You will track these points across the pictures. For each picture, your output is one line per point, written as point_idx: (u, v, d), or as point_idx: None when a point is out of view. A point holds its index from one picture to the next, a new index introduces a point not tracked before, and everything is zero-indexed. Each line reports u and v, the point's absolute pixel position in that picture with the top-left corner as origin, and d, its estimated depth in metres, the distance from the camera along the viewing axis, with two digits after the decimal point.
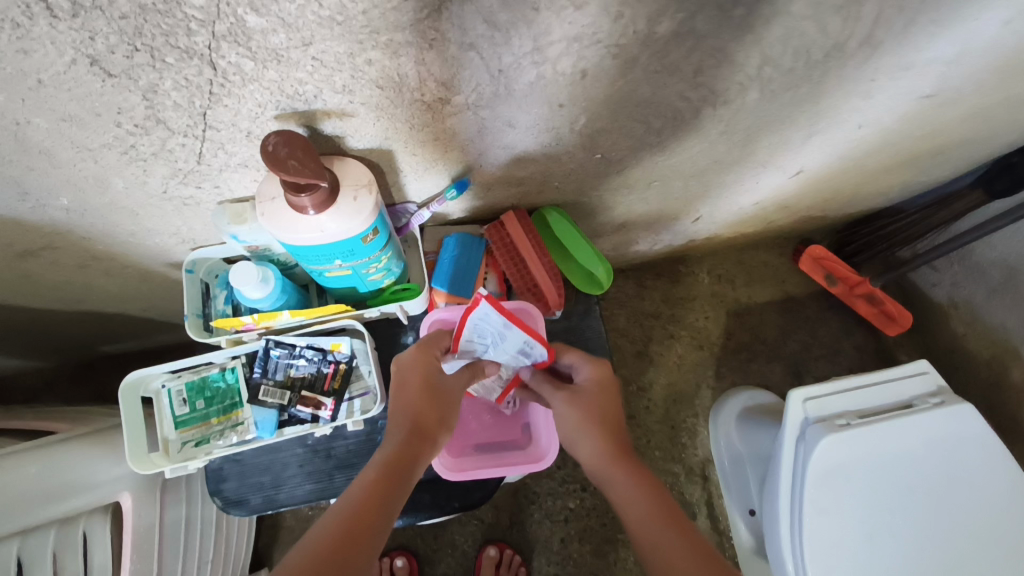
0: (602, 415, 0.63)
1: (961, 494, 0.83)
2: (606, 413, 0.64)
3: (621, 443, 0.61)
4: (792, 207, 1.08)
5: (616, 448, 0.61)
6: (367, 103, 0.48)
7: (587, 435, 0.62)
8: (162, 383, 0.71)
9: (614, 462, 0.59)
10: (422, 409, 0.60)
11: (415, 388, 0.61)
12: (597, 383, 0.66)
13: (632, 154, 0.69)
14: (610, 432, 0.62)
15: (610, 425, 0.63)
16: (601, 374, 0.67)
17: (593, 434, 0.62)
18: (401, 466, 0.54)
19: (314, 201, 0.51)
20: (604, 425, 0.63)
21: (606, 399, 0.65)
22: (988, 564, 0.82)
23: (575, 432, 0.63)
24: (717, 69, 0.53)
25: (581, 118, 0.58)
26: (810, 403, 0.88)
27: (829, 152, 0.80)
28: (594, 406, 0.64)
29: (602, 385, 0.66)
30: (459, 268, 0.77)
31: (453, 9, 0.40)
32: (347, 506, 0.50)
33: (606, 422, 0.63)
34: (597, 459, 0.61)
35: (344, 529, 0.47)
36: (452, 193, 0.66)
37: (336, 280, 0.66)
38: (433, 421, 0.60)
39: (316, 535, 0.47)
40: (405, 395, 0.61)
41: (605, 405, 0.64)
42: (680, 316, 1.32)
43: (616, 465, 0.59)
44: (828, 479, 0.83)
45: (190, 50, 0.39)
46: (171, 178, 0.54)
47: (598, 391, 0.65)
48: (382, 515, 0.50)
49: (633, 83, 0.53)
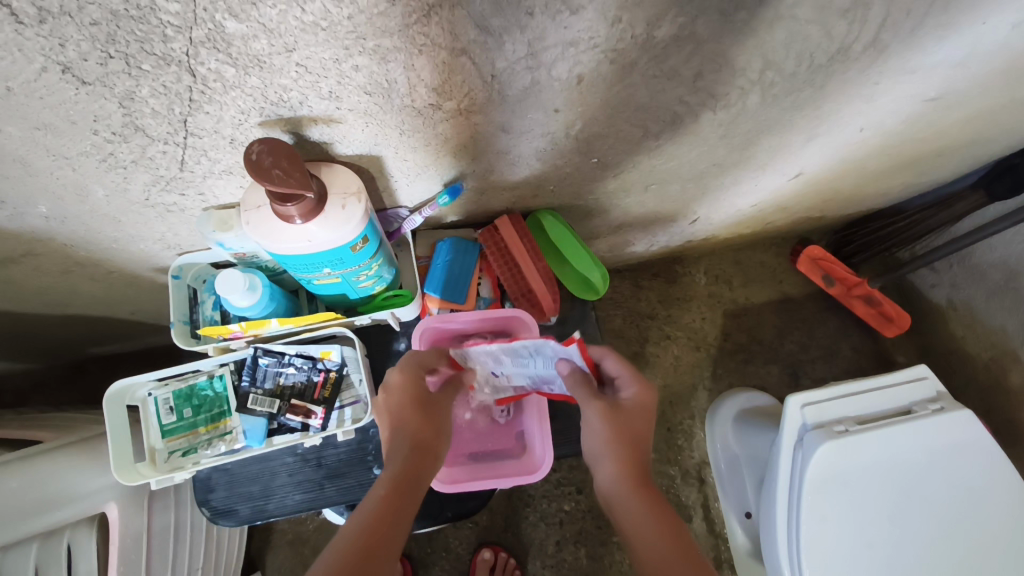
0: (627, 438, 0.60)
1: (964, 508, 0.83)
2: (631, 437, 0.60)
3: (644, 469, 0.59)
4: (791, 208, 1.06)
5: (636, 476, 0.58)
6: (355, 109, 0.47)
7: (610, 457, 0.59)
8: (149, 392, 0.70)
9: (634, 491, 0.57)
10: (419, 422, 0.59)
11: (411, 400, 0.60)
12: (634, 404, 0.62)
13: (628, 158, 0.67)
14: (633, 455, 0.59)
15: (634, 448, 0.59)
16: (644, 398, 0.63)
17: (616, 455, 0.59)
18: (407, 482, 0.53)
19: (300, 210, 0.49)
20: (627, 447, 0.59)
21: (631, 423, 0.61)
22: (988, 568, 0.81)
23: (601, 450, 0.60)
24: (717, 74, 0.52)
25: (577, 122, 0.56)
26: (809, 409, 0.86)
27: (829, 154, 0.78)
28: (627, 425, 0.60)
29: (641, 408, 0.62)
30: (452, 275, 0.75)
31: (445, 14, 0.38)
32: (359, 524, 0.48)
33: (627, 444, 0.59)
34: (615, 480, 0.58)
35: (358, 548, 0.46)
36: (445, 199, 0.64)
37: (325, 288, 0.64)
38: (431, 432, 0.59)
39: (327, 558, 0.46)
40: (401, 409, 0.59)
41: (631, 427, 0.61)
42: (677, 316, 1.31)
43: (630, 491, 0.57)
44: (826, 487, 0.82)
45: (167, 56, 0.37)
46: (153, 185, 0.52)
47: (630, 414, 0.61)
48: (395, 535, 0.49)
49: (631, 88, 0.52)
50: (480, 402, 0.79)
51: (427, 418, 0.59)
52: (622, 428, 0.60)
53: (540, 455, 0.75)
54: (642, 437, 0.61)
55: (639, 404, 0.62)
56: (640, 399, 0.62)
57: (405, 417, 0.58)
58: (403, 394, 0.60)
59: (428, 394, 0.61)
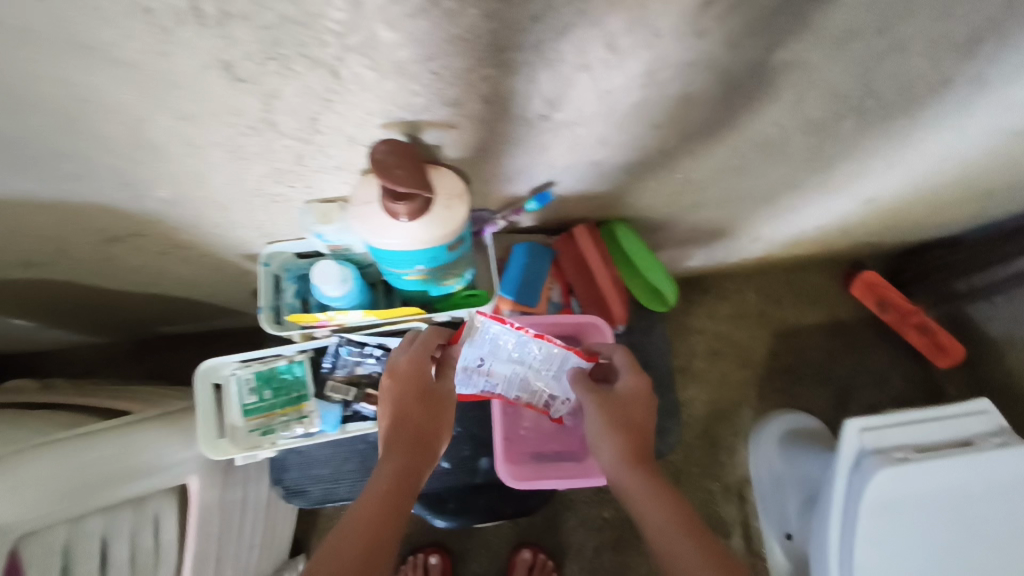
0: (625, 420, 0.62)
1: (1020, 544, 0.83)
2: (638, 417, 0.63)
3: (645, 452, 0.60)
4: (853, 231, 1.07)
5: (638, 455, 0.59)
6: (471, 115, 0.49)
7: (606, 440, 0.61)
8: (232, 370, 0.73)
9: (633, 469, 0.58)
10: (422, 421, 0.58)
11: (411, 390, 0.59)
12: (634, 394, 0.64)
13: (711, 174, 0.68)
14: (633, 439, 0.61)
15: (635, 429, 0.62)
16: (642, 386, 0.65)
17: (616, 436, 0.61)
18: (403, 487, 0.54)
19: (408, 210, 0.51)
20: (627, 428, 0.61)
21: (640, 407, 0.63)
22: None
23: (601, 433, 0.62)
24: (817, 98, 0.53)
25: (671, 138, 0.58)
26: (867, 434, 0.86)
27: (904, 181, 0.79)
28: (627, 409, 0.63)
29: (635, 395, 0.64)
30: (527, 279, 0.77)
31: (580, 32, 0.40)
32: (358, 521, 0.50)
33: (628, 425, 0.61)
34: (617, 463, 0.59)
35: (358, 544, 0.49)
36: (532, 206, 0.67)
37: (411, 283, 0.66)
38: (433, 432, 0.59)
39: (331, 553, 0.48)
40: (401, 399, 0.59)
41: (634, 407, 0.63)
42: (726, 332, 1.31)
43: (632, 469, 0.58)
44: (881, 512, 0.84)
45: (320, 60, 0.39)
46: (268, 176, 0.55)
47: (630, 400, 0.64)
48: (389, 532, 0.51)
49: (732, 108, 0.53)
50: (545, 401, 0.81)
51: (429, 415, 0.59)
52: (628, 411, 0.63)
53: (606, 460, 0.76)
54: (646, 419, 0.63)
55: (640, 394, 0.64)
56: (641, 390, 0.64)
57: (409, 414, 0.58)
58: (407, 386, 0.59)
59: (434, 390, 0.60)
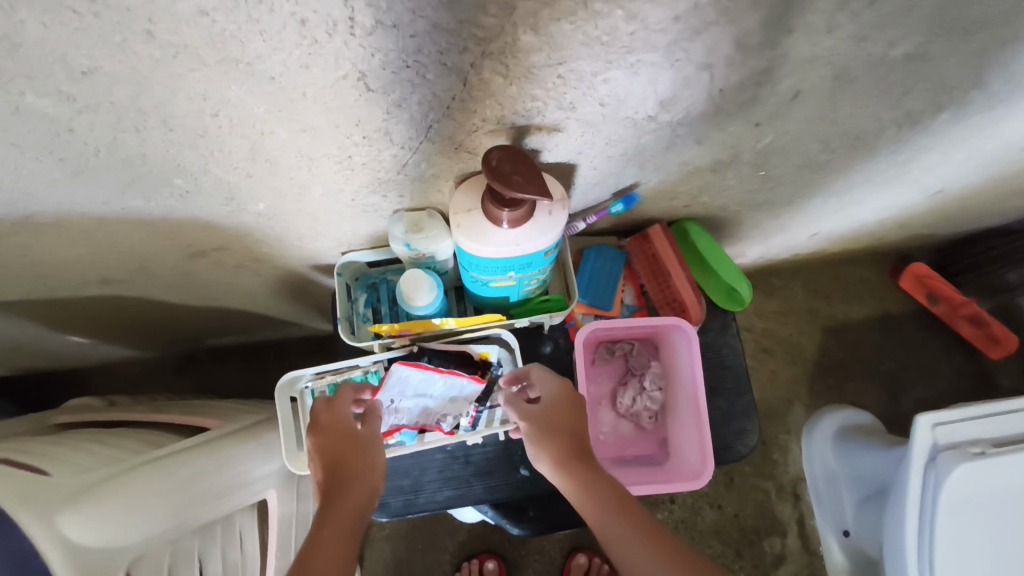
0: (558, 426, 0.61)
1: None
2: (569, 422, 0.61)
3: (584, 451, 0.59)
4: (909, 224, 1.06)
5: (576, 456, 0.59)
6: (582, 119, 0.48)
7: (543, 452, 0.60)
8: (306, 384, 0.72)
9: (573, 471, 0.57)
10: (351, 460, 0.57)
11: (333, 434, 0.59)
12: (554, 400, 0.62)
13: (794, 172, 0.68)
14: (568, 444, 0.59)
15: (570, 433, 0.60)
16: (563, 391, 0.63)
17: (554, 444, 0.60)
18: (351, 526, 0.52)
19: (512, 216, 0.51)
20: (562, 434, 0.60)
21: (569, 412, 0.62)
22: None
23: (537, 445, 0.60)
24: (924, 91, 0.52)
25: (767, 136, 0.57)
26: (940, 429, 0.85)
27: (978, 172, 0.78)
28: (560, 417, 0.61)
29: (560, 401, 0.62)
30: (600, 281, 0.77)
31: (714, 31, 0.39)
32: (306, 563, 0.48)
33: (566, 432, 0.60)
34: (556, 471, 0.59)
35: None
36: (618, 207, 0.65)
37: (495, 291, 0.66)
38: (367, 471, 0.57)
39: None
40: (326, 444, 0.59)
41: (567, 414, 0.62)
42: (773, 330, 1.31)
43: (571, 473, 0.57)
44: (958, 507, 0.82)
45: (455, 67, 0.39)
46: (366, 187, 0.54)
47: (554, 407, 0.62)
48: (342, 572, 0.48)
49: (837, 104, 0.52)
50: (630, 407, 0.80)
51: (361, 457, 0.58)
52: (560, 418, 0.61)
53: (702, 463, 0.75)
54: (577, 423, 0.61)
55: (566, 400, 0.62)
56: (564, 396, 0.63)
57: (343, 462, 0.57)
58: (335, 435, 0.59)
59: (359, 438, 0.59)
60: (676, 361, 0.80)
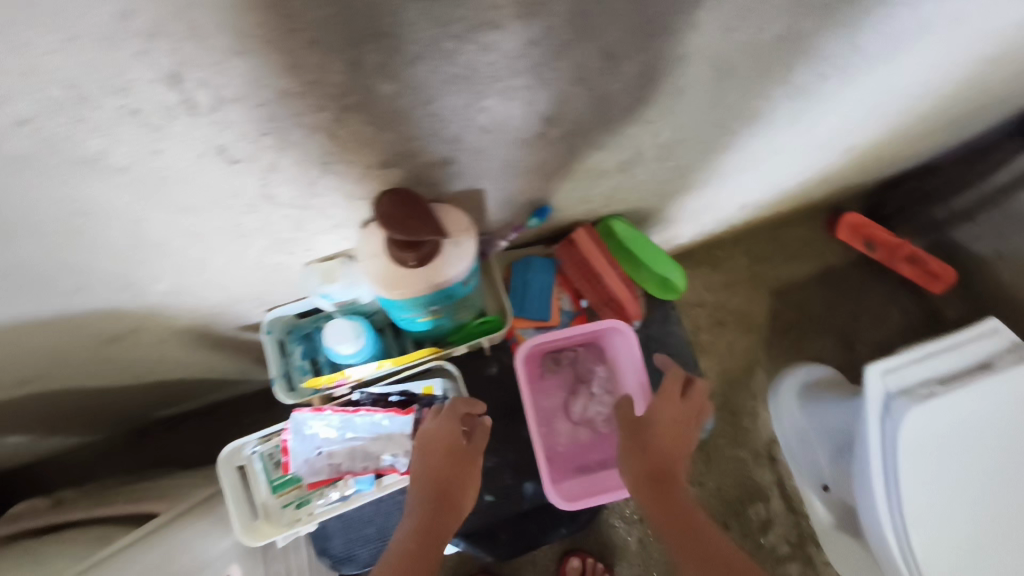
0: (658, 443, 0.65)
1: None
2: (675, 442, 0.66)
3: (672, 471, 0.63)
4: (832, 179, 1.08)
5: (664, 470, 0.63)
6: (471, 148, 0.47)
7: (631, 458, 0.65)
8: (253, 449, 0.70)
9: (657, 483, 0.62)
10: (448, 472, 0.59)
11: (441, 444, 0.61)
12: (665, 419, 0.68)
13: (704, 156, 0.68)
14: (661, 455, 0.64)
15: (668, 450, 0.65)
16: (674, 414, 0.68)
17: (645, 455, 0.64)
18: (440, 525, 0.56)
19: (419, 255, 0.50)
20: (660, 448, 0.65)
21: (674, 431, 0.67)
22: None
23: (631, 451, 0.66)
24: (804, 65, 0.52)
25: (665, 130, 0.57)
26: (890, 375, 0.87)
27: (882, 124, 0.80)
28: (665, 433, 0.66)
29: (671, 421, 0.68)
30: (534, 292, 0.77)
31: (576, 48, 0.39)
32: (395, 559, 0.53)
33: (661, 448, 0.65)
34: (637, 477, 0.63)
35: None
36: (534, 221, 0.66)
37: (426, 324, 0.65)
38: (463, 483, 0.60)
39: None
40: (431, 450, 0.61)
41: (669, 434, 0.66)
42: (725, 300, 1.32)
43: (656, 484, 0.62)
44: (918, 450, 0.84)
45: (317, 125, 0.37)
46: (268, 249, 0.53)
47: (662, 425, 0.67)
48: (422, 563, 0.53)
49: (725, 90, 0.52)
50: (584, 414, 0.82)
51: (463, 472, 0.60)
52: (667, 437, 0.66)
53: None
54: (678, 443, 0.66)
55: (677, 420, 0.68)
56: (677, 417, 0.68)
57: (449, 475, 0.59)
58: (442, 446, 0.61)
59: (468, 454, 0.61)
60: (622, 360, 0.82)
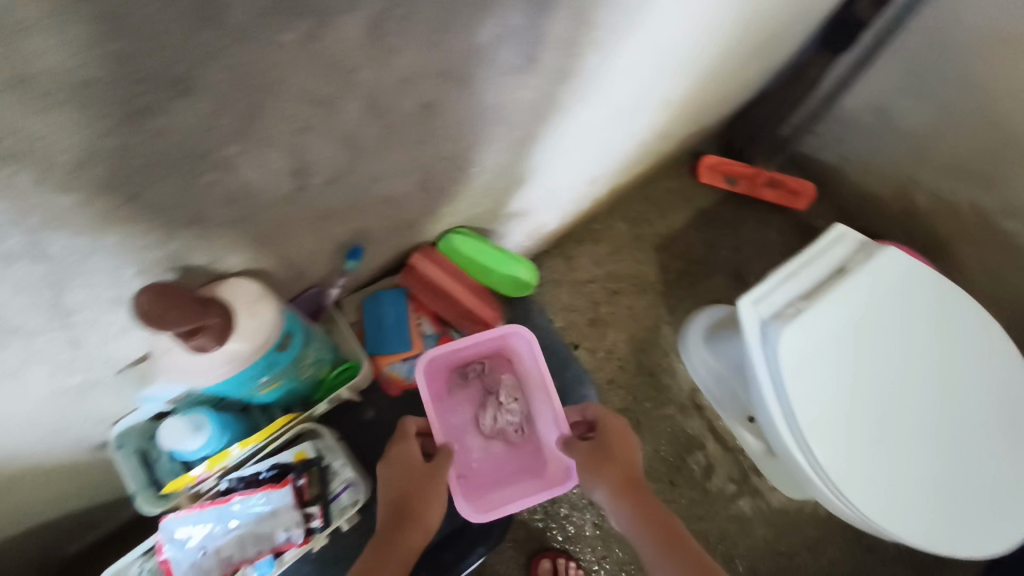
0: (614, 458, 0.67)
1: (936, 342, 0.90)
2: (626, 457, 0.67)
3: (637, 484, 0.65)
4: (671, 133, 1.12)
5: (628, 484, 0.65)
6: (227, 220, 0.46)
7: (597, 480, 0.66)
8: (139, 569, 0.66)
9: (626, 500, 0.63)
10: (411, 491, 0.62)
11: (400, 470, 0.64)
12: (613, 433, 0.70)
13: (509, 154, 0.69)
14: (623, 472, 0.66)
15: (625, 462, 0.67)
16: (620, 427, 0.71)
17: (607, 473, 0.66)
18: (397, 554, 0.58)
19: (211, 336, 0.48)
20: (616, 462, 0.67)
21: (623, 446, 0.69)
22: (979, 384, 0.88)
23: (590, 472, 0.67)
24: (552, 53, 0.54)
25: (447, 144, 0.57)
26: (760, 304, 0.90)
27: (681, 77, 0.83)
28: (617, 449, 0.68)
29: (618, 435, 0.70)
30: (390, 325, 0.76)
31: (274, 104, 0.38)
32: None
33: (622, 465, 0.66)
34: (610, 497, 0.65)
35: None
36: (351, 262, 0.65)
37: (272, 394, 0.63)
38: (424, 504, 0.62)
39: None
40: (390, 477, 0.64)
41: (620, 447, 0.68)
42: (615, 270, 1.35)
43: (625, 501, 0.63)
44: (802, 363, 0.87)
45: (13, 253, 0.35)
46: (57, 374, 0.50)
47: (611, 439, 0.69)
48: None
49: (482, 94, 0.53)
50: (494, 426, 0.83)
51: (422, 492, 0.63)
52: (622, 456, 0.67)
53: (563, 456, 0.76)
54: (632, 456, 0.68)
55: (622, 433, 0.70)
56: (621, 430, 0.70)
57: (408, 496, 0.62)
58: (401, 469, 0.64)
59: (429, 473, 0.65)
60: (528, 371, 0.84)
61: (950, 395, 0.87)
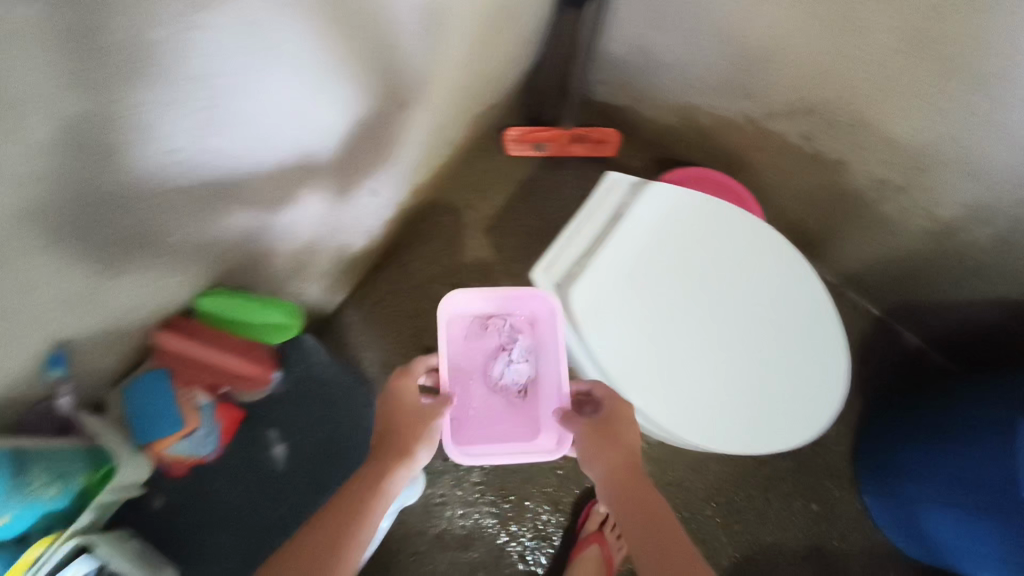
0: (615, 443, 0.78)
1: (719, 264, 0.96)
2: (628, 453, 0.77)
3: (636, 469, 0.76)
4: (444, 120, 1.13)
5: (626, 471, 0.75)
6: None
7: (598, 459, 0.77)
8: None
9: (624, 483, 0.74)
10: (394, 445, 0.79)
11: (396, 414, 0.82)
12: (614, 419, 0.80)
13: (195, 194, 0.68)
14: (623, 455, 0.77)
15: (628, 451, 0.77)
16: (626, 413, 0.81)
17: (610, 454, 0.77)
18: (366, 511, 0.72)
19: None
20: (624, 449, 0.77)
21: (626, 440, 0.78)
22: (765, 293, 0.95)
23: (590, 454, 0.78)
24: (152, 96, 0.54)
25: (71, 197, 0.56)
26: (550, 272, 0.95)
27: (400, 79, 0.85)
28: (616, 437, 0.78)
29: (623, 420, 0.80)
30: (155, 412, 0.83)
31: None
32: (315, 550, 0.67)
33: (626, 453, 0.77)
34: (607, 476, 0.75)
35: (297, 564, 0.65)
36: (56, 369, 0.68)
37: (11, 521, 0.69)
38: (403, 460, 0.77)
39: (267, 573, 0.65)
40: (379, 430, 0.81)
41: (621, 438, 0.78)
42: (451, 261, 1.36)
43: (623, 482, 0.74)
44: (591, 317, 0.92)
45: None
46: None
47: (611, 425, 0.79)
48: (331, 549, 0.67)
49: (66, 139, 0.52)
50: (499, 380, 0.97)
51: (401, 449, 0.79)
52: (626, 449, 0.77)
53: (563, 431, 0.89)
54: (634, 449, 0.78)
55: (626, 422, 0.80)
56: (625, 417, 0.81)
57: (386, 450, 0.78)
58: (390, 420, 0.81)
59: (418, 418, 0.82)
60: (541, 339, 0.98)
61: (744, 310, 0.94)
